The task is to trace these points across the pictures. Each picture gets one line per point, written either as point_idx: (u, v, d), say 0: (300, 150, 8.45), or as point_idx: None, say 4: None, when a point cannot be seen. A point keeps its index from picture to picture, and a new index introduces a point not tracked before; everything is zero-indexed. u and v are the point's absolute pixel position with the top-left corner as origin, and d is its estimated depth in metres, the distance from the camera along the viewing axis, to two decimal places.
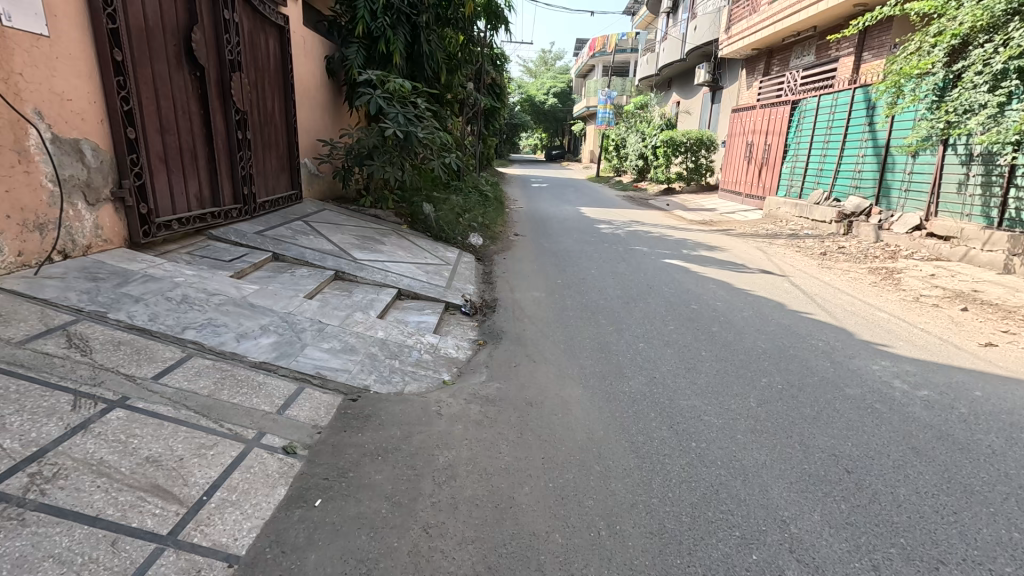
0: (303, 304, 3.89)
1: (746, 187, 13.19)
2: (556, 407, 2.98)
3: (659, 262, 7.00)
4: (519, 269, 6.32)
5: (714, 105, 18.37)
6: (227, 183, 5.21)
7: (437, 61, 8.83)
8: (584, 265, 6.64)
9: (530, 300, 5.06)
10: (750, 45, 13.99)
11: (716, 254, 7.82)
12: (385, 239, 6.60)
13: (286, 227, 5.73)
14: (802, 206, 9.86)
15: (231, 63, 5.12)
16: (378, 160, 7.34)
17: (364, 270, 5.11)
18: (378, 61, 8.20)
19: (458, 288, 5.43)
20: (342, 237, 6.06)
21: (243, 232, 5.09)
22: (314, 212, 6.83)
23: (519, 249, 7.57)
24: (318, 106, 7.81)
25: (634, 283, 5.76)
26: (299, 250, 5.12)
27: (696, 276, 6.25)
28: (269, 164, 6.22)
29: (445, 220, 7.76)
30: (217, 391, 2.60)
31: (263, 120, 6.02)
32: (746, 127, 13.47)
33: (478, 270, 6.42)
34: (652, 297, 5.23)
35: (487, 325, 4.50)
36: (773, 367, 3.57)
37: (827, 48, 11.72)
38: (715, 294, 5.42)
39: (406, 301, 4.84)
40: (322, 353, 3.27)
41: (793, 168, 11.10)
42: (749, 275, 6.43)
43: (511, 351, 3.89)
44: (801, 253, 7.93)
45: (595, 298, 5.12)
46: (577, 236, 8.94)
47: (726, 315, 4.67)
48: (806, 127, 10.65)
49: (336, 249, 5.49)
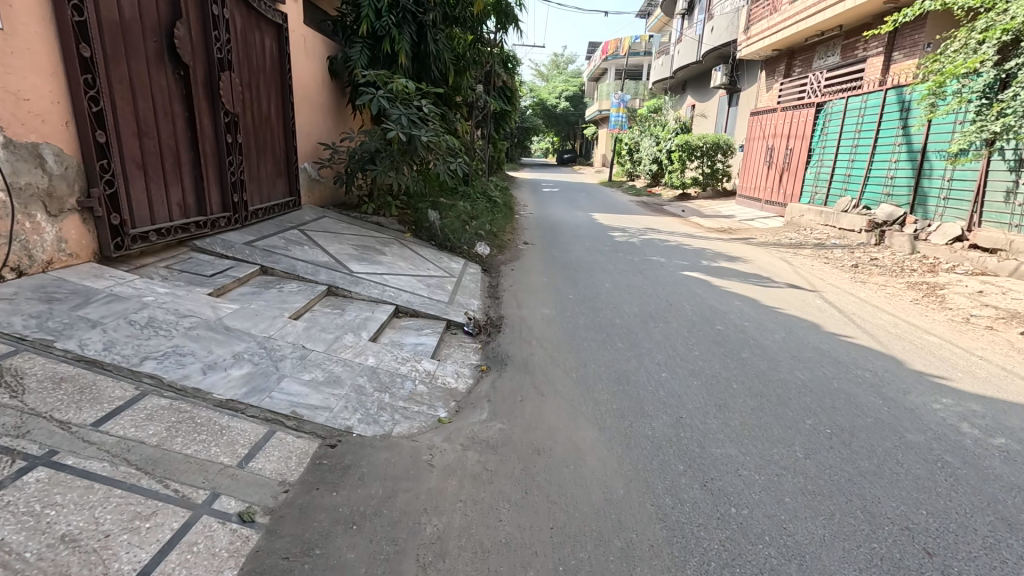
0: (286, 326, 3.51)
1: (766, 192, 12.67)
2: (568, 456, 2.55)
3: (678, 274, 6.54)
4: (528, 282, 5.90)
5: (731, 108, 17.84)
6: (216, 190, 4.88)
7: (444, 61, 8.48)
8: (598, 277, 6.20)
9: (539, 319, 4.65)
10: (771, 46, 13.48)
11: (738, 265, 7.35)
12: (386, 248, 6.23)
13: (280, 237, 5.39)
14: (828, 214, 9.34)
15: (220, 62, 4.79)
16: (381, 165, 6.98)
17: (360, 285, 4.73)
18: (382, 61, 7.86)
19: (461, 303, 5.03)
20: (340, 247, 5.70)
21: (231, 243, 4.74)
22: (313, 219, 6.49)
23: (528, 259, 7.16)
24: (320, 109, 7.49)
25: (653, 299, 5.31)
26: (290, 263, 4.76)
27: (719, 291, 5.78)
28: (264, 170, 5.89)
29: (452, 228, 7.38)
30: (169, 439, 2.21)
31: (258, 122, 5.69)
32: (766, 130, 12.96)
33: (484, 283, 6.02)
34: (673, 315, 4.78)
35: (491, 347, 4.08)
36: (817, 404, 3.12)
37: (853, 48, 11.19)
38: (742, 312, 4.96)
39: (404, 319, 4.45)
40: (301, 386, 2.88)
41: (817, 173, 10.57)
42: (776, 290, 5.95)
43: (517, 380, 3.47)
44: (831, 265, 7.44)
45: (610, 317, 4.68)
46: (589, 244, 8.51)
47: (757, 339, 4.21)
48: (831, 130, 10.13)
49: (332, 261, 5.13)
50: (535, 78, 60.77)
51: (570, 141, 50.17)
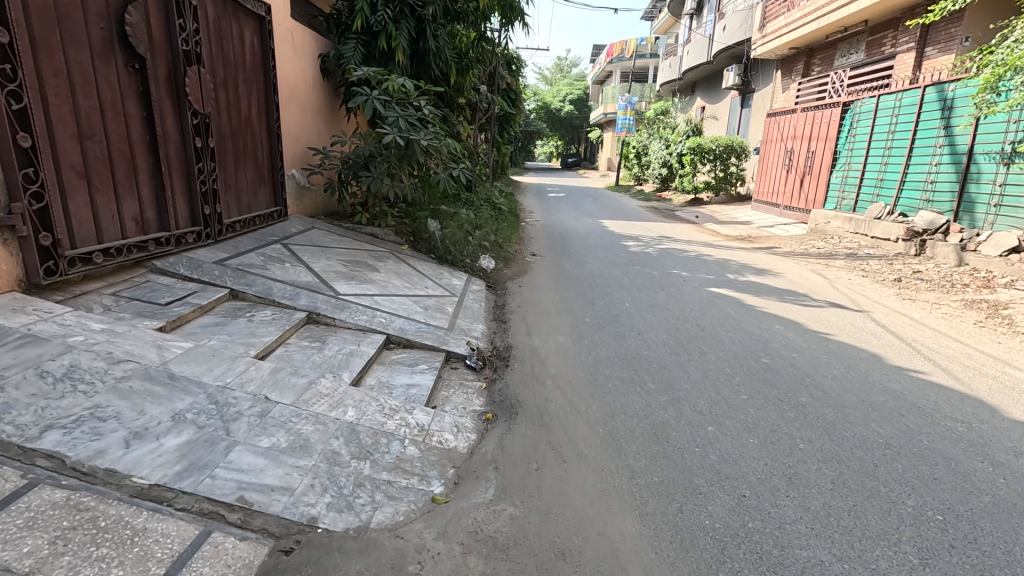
0: (249, 369, 2.89)
1: (785, 198, 12.01)
2: (603, 564, 1.90)
3: (704, 291, 5.88)
4: (537, 302, 5.27)
5: (745, 110, 17.17)
6: (183, 201, 4.27)
7: (445, 59, 7.87)
8: (617, 295, 5.55)
9: (553, 349, 4.01)
10: (789, 43, 12.82)
11: (767, 278, 6.71)
12: (380, 264, 5.61)
13: (258, 254, 4.77)
14: (858, 221, 8.69)
15: (187, 54, 4.19)
16: (375, 171, 6.38)
17: (346, 310, 4.11)
18: (378, 59, 7.25)
19: (463, 329, 4.41)
20: (327, 263, 5.08)
21: (198, 262, 4.12)
22: (300, 232, 5.89)
23: (537, 274, 6.53)
24: (309, 110, 6.88)
25: (681, 323, 4.66)
26: (266, 284, 4.14)
27: (753, 311, 5.13)
28: (244, 177, 5.29)
29: (453, 240, 6.75)
30: (49, 562, 1.56)
31: (236, 124, 5.10)
32: (785, 132, 12.29)
33: (489, 302, 5.40)
34: (708, 345, 4.12)
35: (498, 388, 3.44)
36: (912, 472, 2.46)
37: (880, 44, 10.53)
38: (787, 339, 4.30)
39: (396, 352, 3.83)
40: (256, 458, 2.25)
41: (844, 177, 9.89)
42: (818, 308, 5.29)
43: (530, 435, 2.82)
44: (870, 278, 6.78)
45: (636, 347, 4.04)
46: (602, 255, 7.87)
47: (813, 376, 3.55)
48: (860, 131, 9.46)
49: (317, 282, 4.52)
50: (539, 81, 60.31)
51: (575, 144, 49.58)
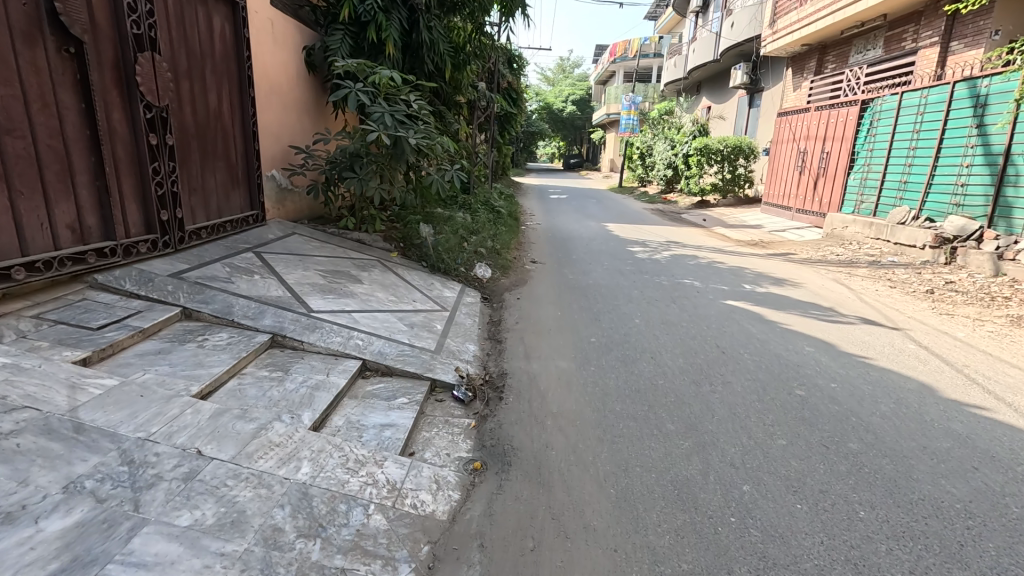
0: (182, 412, 2.37)
1: (797, 201, 11.48)
2: None
3: (720, 304, 5.37)
4: (537, 318, 4.76)
5: (753, 109, 16.65)
6: (134, 207, 3.77)
7: (439, 52, 7.38)
8: (624, 309, 5.02)
9: (554, 376, 3.50)
10: (801, 40, 12.29)
11: (786, 289, 6.19)
12: (364, 274, 5.11)
13: (224, 264, 4.26)
14: (880, 226, 8.17)
15: (138, 39, 3.69)
16: (361, 173, 5.88)
17: (317, 331, 3.60)
18: (367, 51, 6.75)
19: (452, 352, 3.90)
20: (303, 275, 4.58)
21: (149, 275, 3.61)
22: (277, 238, 5.39)
23: (537, 284, 6.02)
24: (293, 106, 6.38)
25: (698, 344, 4.14)
26: (227, 301, 3.63)
27: (777, 328, 4.61)
28: (214, 179, 4.79)
29: (447, 246, 6.25)
30: None
31: (203, 120, 4.60)
32: (796, 131, 11.76)
33: (483, 317, 4.89)
34: (731, 372, 3.60)
35: (489, 429, 2.93)
36: (1010, 557, 1.94)
37: (899, 39, 9.98)
38: (821, 365, 3.77)
39: (373, 381, 3.32)
40: (169, 544, 1.72)
41: (863, 179, 9.36)
42: (849, 325, 4.77)
43: (525, 497, 2.31)
44: (898, 289, 6.26)
45: (649, 375, 3.52)
46: (608, 262, 7.36)
47: (860, 414, 3.02)
48: (880, 130, 8.94)
49: (288, 297, 4.02)
50: (541, 82, 59.85)
51: (577, 145, 49.09)
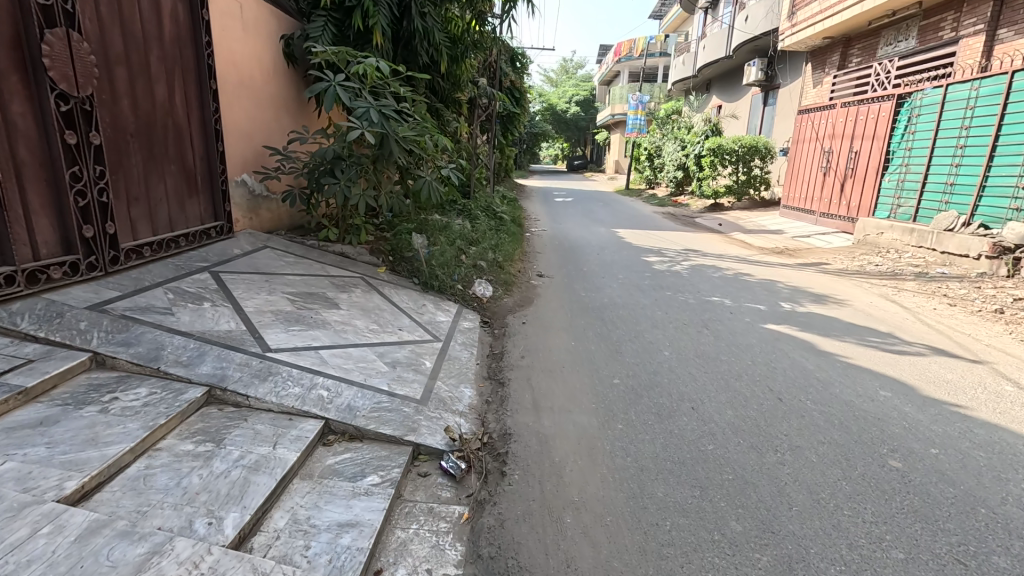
0: (33, 535, 1.62)
1: (821, 204, 10.67)
2: None
3: (759, 328, 4.59)
4: (545, 349, 4.00)
5: (769, 107, 15.85)
6: (44, 222, 3.04)
7: (434, 42, 6.62)
8: (649, 337, 4.24)
9: (571, 440, 2.72)
10: (824, 32, 11.51)
11: (830, 306, 5.41)
12: (342, 296, 4.37)
13: (167, 290, 3.51)
14: (923, 233, 7.41)
15: (47, 11, 2.96)
16: (342, 177, 5.12)
17: (270, 380, 2.84)
18: (353, 40, 6.00)
19: (442, 401, 3.14)
20: (266, 301, 3.83)
21: (58, 309, 2.87)
22: (244, 254, 4.64)
23: (544, 303, 5.25)
24: (270, 102, 5.63)
25: (745, 387, 3.35)
26: (159, 340, 2.88)
27: (836, 362, 3.83)
28: (163, 186, 4.05)
29: (441, 260, 5.49)
30: None
31: (147, 116, 3.86)
32: (819, 129, 10.95)
33: (482, 348, 4.14)
34: (798, 431, 2.81)
35: (487, 527, 2.16)
36: None
37: (936, 28, 9.19)
38: (907, 418, 2.97)
39: (337, 449, 2.57)
40: None
41: (899, 181, 8.56)
42: (922, 357, 3.97)
43: None
44: (960, 306, 5.46)
45: (693, 437, 2.74)
46: (624, 275, 6.59)
47: (987, 502, 2.24)
48: (922, 127, 8.16)
49: (242, 331, 3.26)
50: (545, 84, 59.23)
51: (581, 146, 48.39)
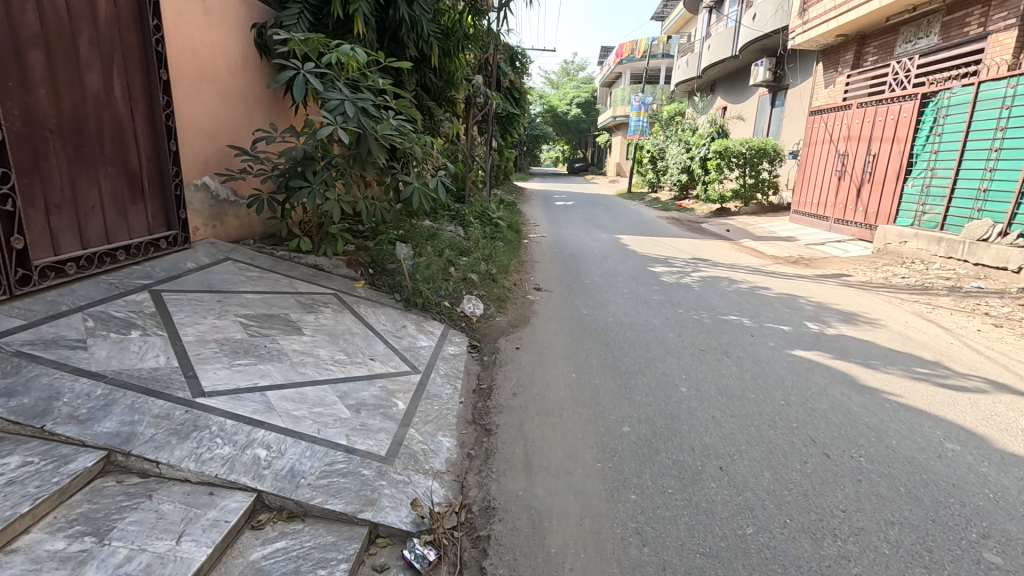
0: None
1: (835, 209, 10.09)
2: None
3: (787, 356, 4.00)
4: (540, 384, 3.41)
5: (778, 108, 15.29)
6: None
7: (422, 31, 6.02)
8: (661, 368, 3.66)
9: (572, 520, 2.14)
10: (837, 30, 10.95)
11: (862, 327, 4.83)
12: (308, 319, 3.79)
13: (88, 317, 2.94)
14: (953, 242, 6.92)
15: None
16: (313, 180, 4.54)
17: (192, 437, 2.25)
18: (333, 30, 5.43)
19: (413, 459, 2.55)
20: (212, 327, 3.26)
21: None
22: (198, 268, 4.06)
23: (541, 323, 4.67)
24: (242, 97, 5.04)
25: (782, 438, 2.77)
26: (54, 386, 2.31)
27: (885, 402, 3.24)
28: (97, 191, 3.50)
29: (427, 274, 4.91)
30: None
31: (75, 110, 3.32)
32: (832, 131, 10.38)
33: (467, 380, 3.56)
34: (858, 506, 2.23)
35: None
36: None
37: (961, 24, 8.64)
38: (989, 485, 2.39)
39: (270, 532, 1.99)
40: None
41: (924, 187, 8.00)
42: (984, 394, 3.39)
43: None
44: (1008, 326, 4.88)
45: (728, 515, 2.15)
46: (630, 288, 6.00)
47: None
48: (951, 128, 7.63)
49: (171, 369, 2.68)
50: (546, 86, 58.83)
51: (583, 149, 47.84)
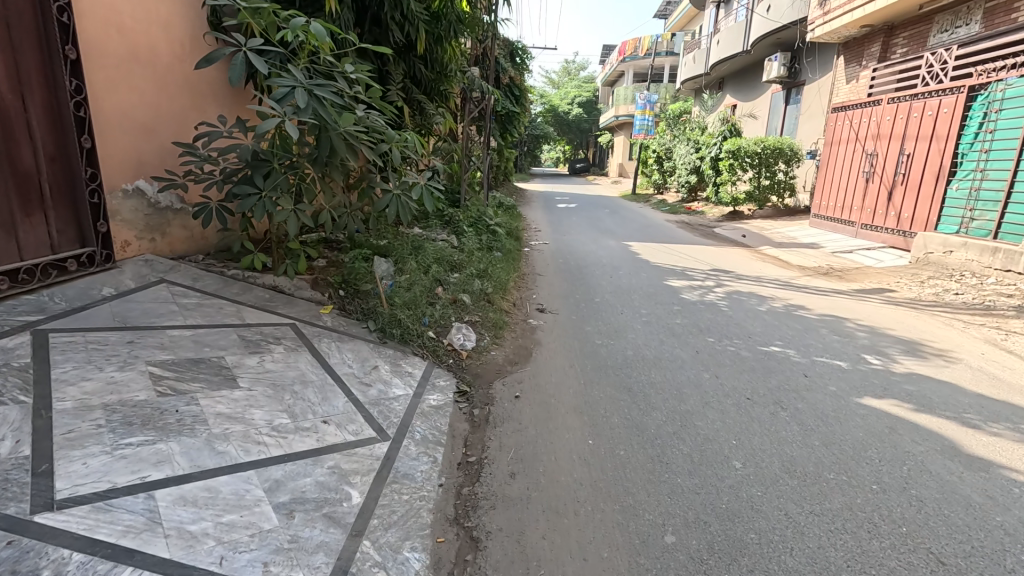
0: None
1: (862, 214, 9.26)
2: None
3: (860, 407, 3.15)
4: (544, 457, 2.58)
5: (793, 105, 14.43)
6: None
7: (408, 11, 5.18)
8: (705, 431, 2.81)
9: None
10: (863, 19, 10.08)
11: (935, 362, 3.98)
12: (247, 363, 2.95)
13: None
14: (1011, 254, 6.09)
15: None
16: (265, 186, 3.68)
17: None
18: (300, 4, 4.56)
19: None
20: (108, 382, 2.44)
21: None
22: (115, 296, 3.23)
23: (544, 359, 3.85)
24: (195, 83, 4.15)
25: (893, 560, 1.92)
26: None
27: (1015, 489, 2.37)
28: None
29: (407, 297, 4.08)
30: None
31: None
32: (858, 129, 9.53)
33: (449, 448, 2.72)
34: None
35: None
36: None
37: (1008, 9, 7.80)
38: None
39: None
40: None
41: (972, 190, 7.23)
42: None
43: None
44: None
45: None
46: (649, 309, 5.14)
47: None
48: (1006, 124, 6.83)
49: (13, 465, 1.87)
50: (547, 85, 57.89)
51: (586, 149, 46.96)
